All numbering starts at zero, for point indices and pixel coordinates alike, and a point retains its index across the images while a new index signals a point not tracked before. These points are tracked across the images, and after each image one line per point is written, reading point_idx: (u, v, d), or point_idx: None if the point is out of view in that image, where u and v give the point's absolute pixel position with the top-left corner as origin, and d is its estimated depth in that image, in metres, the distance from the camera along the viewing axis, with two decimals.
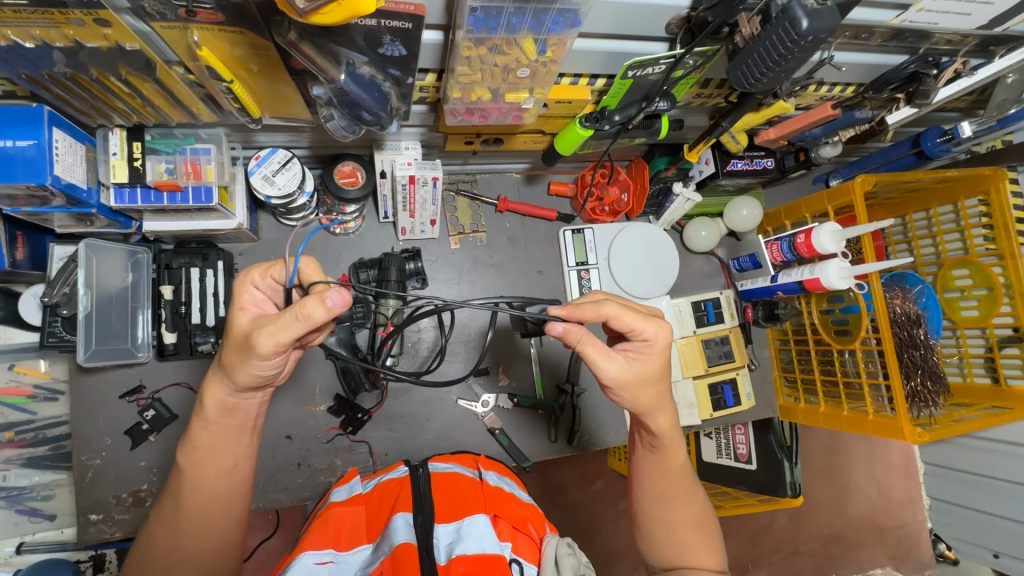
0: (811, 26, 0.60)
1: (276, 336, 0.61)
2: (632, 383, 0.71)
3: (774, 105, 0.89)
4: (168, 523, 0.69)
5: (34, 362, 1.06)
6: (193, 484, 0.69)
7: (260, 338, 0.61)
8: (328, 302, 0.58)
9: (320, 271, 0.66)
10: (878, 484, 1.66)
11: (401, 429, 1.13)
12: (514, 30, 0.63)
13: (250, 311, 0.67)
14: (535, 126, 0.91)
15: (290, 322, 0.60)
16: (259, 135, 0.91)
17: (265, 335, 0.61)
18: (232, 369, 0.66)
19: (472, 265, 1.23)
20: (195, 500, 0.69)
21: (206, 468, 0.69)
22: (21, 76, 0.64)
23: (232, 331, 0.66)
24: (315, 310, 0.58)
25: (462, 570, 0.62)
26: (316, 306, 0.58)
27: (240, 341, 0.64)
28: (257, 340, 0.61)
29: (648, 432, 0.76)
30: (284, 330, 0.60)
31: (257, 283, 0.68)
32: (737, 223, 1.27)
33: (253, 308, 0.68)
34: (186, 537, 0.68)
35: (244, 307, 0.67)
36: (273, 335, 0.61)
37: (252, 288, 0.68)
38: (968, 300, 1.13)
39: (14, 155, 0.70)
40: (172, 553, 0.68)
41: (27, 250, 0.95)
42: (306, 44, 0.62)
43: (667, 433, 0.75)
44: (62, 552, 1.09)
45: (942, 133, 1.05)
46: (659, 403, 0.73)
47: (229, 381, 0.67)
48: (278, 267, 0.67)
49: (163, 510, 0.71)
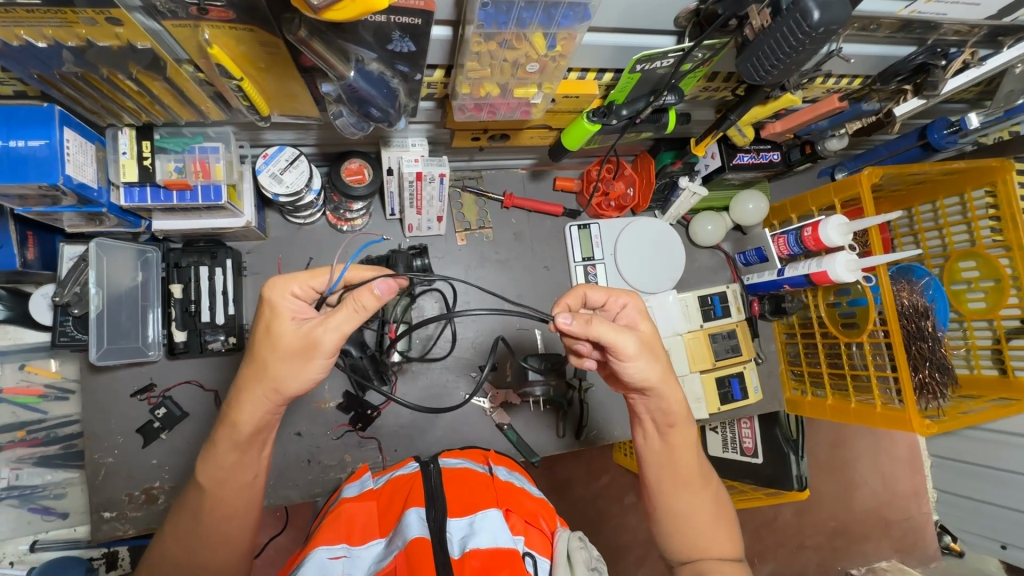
0: (822, 17, 0.61)
1: (340, 327, 0.64)
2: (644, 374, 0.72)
3: (781, 97, 0.88)
4: (191, 514, 0.71)
5: (45, 361, 1.07)
6: (212, 479, 0.70)
7: (324, 333, 0.64)
8: (377, 290, 0.62)
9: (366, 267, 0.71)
10: (884, 477, 1.68)
11: (409, 425, 1.14)
12: (524, 25, 0.63)
13: (296, 321, 0.66)
14: (542, 121, 0.91)
15: (348, 315, 0.64)
16: (267, 133, 0.91)
17: (331, 329, 0.64)
18: (248, 365, 0.67)
19: (479, 261, 1.23)
20: (216, 493, 0.70)
21: (223, 465, 0.70)
22: (33, 76, 0.65)
23: (277, 336, 0.65)
24: (368, 299, 0.62)
25: (476, 564, 0.63)
26: (367, 296, 0.62)
27: (279, 338, 0.65)
28: (324, 337, 0.64)
29: (658, 422, 0.77)
30: (343, 322, 0.64)
31: (298, 292, 0.66)
32: (743, 216, 1.27)
33: (300, 317, 0.67)
34: (207, 529, 0.70)
35: (287, 316, 0.66)
36: (336, 329, 0.64)
37: (292, 299, 0.66)
38: (975, 292, 1.13)
39: (27, 155, 0.70)
40: (193, 544, 0.70)
41: (37, 250, 0.96)
42: (316, 41, 0.61)
43: (676, 425, 0.77)
44: (75, 550, 1.10)
45: (948, 124, 1.05)
46: (668, 395, 0.75)
47: (245, 378, 0.67)
48: (324, 277, 0.66)
49: (184, 505, 0.72)
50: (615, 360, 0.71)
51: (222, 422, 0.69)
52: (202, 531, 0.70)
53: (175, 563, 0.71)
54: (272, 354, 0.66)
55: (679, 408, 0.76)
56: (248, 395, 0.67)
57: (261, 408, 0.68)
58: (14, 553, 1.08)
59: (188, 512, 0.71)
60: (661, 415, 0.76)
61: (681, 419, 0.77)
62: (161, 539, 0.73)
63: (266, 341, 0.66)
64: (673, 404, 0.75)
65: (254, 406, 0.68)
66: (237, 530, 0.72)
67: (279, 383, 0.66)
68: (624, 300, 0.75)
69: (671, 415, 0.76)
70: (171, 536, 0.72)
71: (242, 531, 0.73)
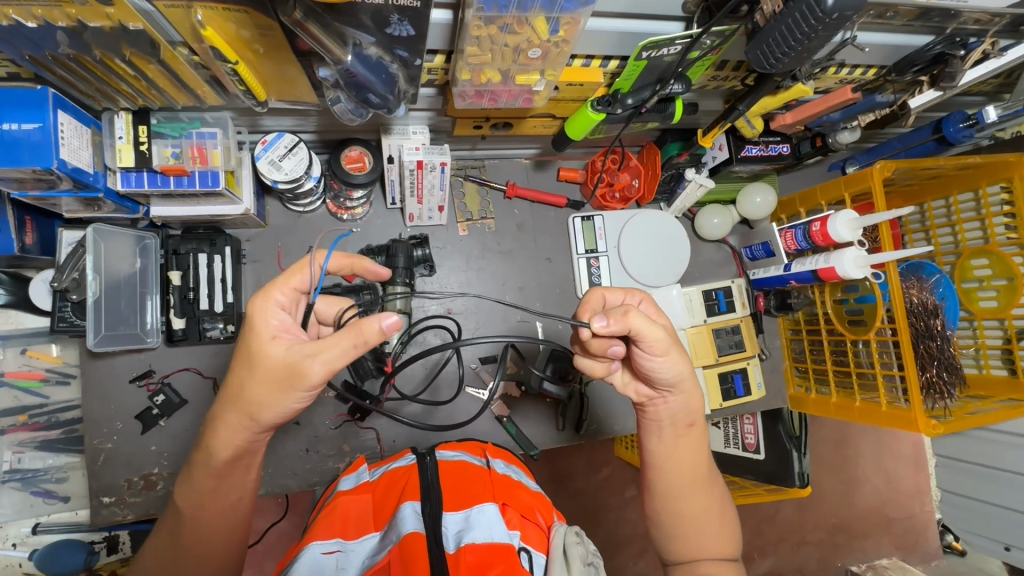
0: (837, 3, 0.58)
1: (331, 360, 0.63)
2: (661, 379, 0.72)
3: (792, 88, 0.86)
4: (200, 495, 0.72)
5: (46, 346, 1.09)
6: (210, 461, 0.71)
7: (313, 366, 0.63)
8: (382, 322, 0.60)
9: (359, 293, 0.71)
10: (886, 475, 1.65)
11: (408, 417, 1.13)
12: (525, 8, 0.60)
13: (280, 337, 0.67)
14: (545, 110, 0.90)
15: (345, 342, 0.62)
16: (265, 119, 0.89)
17: (321, 362, 0.63)
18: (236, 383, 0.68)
19: (481, 252, 1.21)
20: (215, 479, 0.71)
21: (218, 451, 0.70)
22: (25, 57, 0.63)
23: (255, 357, 0.65)
24: (372, 330, 0.60)
25: (471, 559, 0.62)
26: (372, 328, 0.60)
27: (263, 364, 0.65)
28: (311, 369, 0.63)
29: (671, 424, 0.77)
30: (340, 354, 0.63)
31: (281, 299, 0.68)
32: (750, 210, 1.25)
33: (282, 336, 0.67)
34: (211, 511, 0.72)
35: (268, 335, 0.66)
36: (328, 362, 0.63)
37: (280, 312, 0.67)
38: (987, 290, 1.11)
39: (21, 138, 0.69)
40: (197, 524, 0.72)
41: (36, 234, 0.96)
42: (312, 23, 0.59)
43: (693, 426, 0.77)
44: (77, 533, 1.11)
45: (965, 117, 1.01)
46: (685, 399, 0.75)
47: (227, 396, 0.68)
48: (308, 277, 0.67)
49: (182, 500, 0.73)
50: (643, 354, 0.70)
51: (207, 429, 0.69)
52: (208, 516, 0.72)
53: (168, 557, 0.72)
54: (243, 373, 0.67)
55: (696, 407, 0.76)
56: (229, 407, 0.68)
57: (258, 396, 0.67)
58: (16, 536, 1.09)
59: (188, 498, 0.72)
60: (677, 416, 0.76)
61: (699, 419, 0.77)
62: (163, 528, 0.75)
63: (247, 355, 0.66)
64: (692, 404, 0.76)
65: (235, 427, 0.68)
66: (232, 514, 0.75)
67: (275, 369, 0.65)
68: (640, 298, 0.76)
69: (685, 418, 0.76)
70: (174, 521, 0.74)
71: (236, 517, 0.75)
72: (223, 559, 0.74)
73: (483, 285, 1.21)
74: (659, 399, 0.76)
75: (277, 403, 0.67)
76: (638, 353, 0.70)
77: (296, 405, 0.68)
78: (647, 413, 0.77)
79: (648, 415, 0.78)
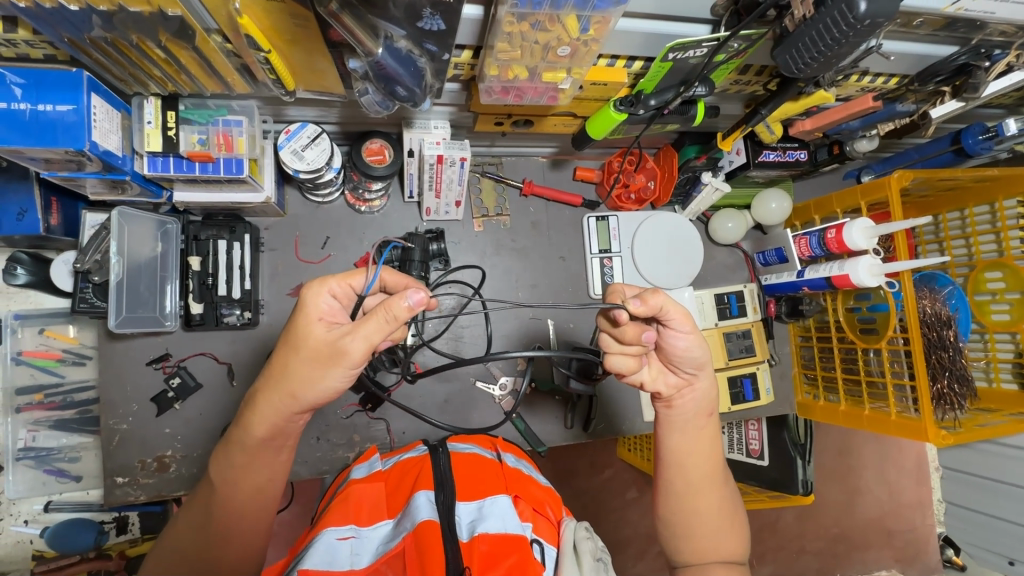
0: (869, 8, 0.59)
1: (368, 338, 0.65)
2: (690, 362, 0.73)
3: (815, 94, 0.88)
4: (221, 476, 0.73)
5: (64, 327, 1.10)
6: (247, 444, 0.72)
7: (351, 348, 0.65)
8: (410, 300, 0.63)
9: (400, 278, 0.75)
10: (888, 487, 1.65)
11: (418, 409, 1.15)
12: (558, 6, 0.61)
13: (327, 320, 0.68)
14: (567, 108, 0.91)
15: (382, 323, 0.64)
16: (290, 109, 0.91)
17: (358, 338, 0.65)
18: (272, 366, 0.70)
19: (495, 249, 1.22)
20: (245, 467, 0.73)
21: (255, 430, 0.71)
22: (63, 39, 0.64)
23: (301, 347, 0.67)
24: (399, 305, 0.63)
25: (484, 549, 0.63)
26: (400, 305, 0.62)
27: (299, 343, 0.68)
28: (351, 349, 0.65)
29: (695, 417, 0.77)
30: (375, 333, 0.65)
31: (336, 291, 0.69)
32: (766, 216, 1.25)
33: (330, 319, 0.69)
34: (234, 498, 0.73)
35: (316, 318, 0.68)
36: (365, 339, 0.65)
37: (329, 296, 0.69)
38: (999, 303, 1.11)
39: (56, 120, 0.70)
40: (223, 506, 0.73)
41: (60, 216, 0.97)
42: (346, 15, 0.61)
43: (708, 423, 0.78)
44: (87, 512, 1.14)
45: (984, 130, 1.00)
46: (698, 395, 0.76)
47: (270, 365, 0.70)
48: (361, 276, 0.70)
49: (212, 472, 0.75)
50: (674, 332, 0.71)
51: (249, 431, 0.71)
52: (232, 500, 0.73)
53: (188, 544, 0.72)
54: (279, 358, 0.69)
55: (709, 406, 0.78)
56: (266, 381, 0.70)
57: (287, 374, 0.69)
58: (28, 512, 1.13)
59: (213, 487, 0.74)
60: (701, 407, 0.77)
61: (713, 419, 0.78)
62: (185, 514, 0.75)
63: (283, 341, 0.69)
64: (704, 403, 0.77)
65: (274, 406, 0.71)
66: (259, 510, 0.75)
67: (301, 351, 0.67)
68: None
69: (707, 409, 0.78)
70: (194, 516, 0.74)
71: (262, 514, 0.75)
72: (248, 539, 0.74)
73: (497, 282, 1.22)
74: (686, 387, 0.76)
75: (307, 382, 0.68)
76: (668, 333, 0.72)
77: (320, 390, 0.68)
78: (661, 412, 0.78)
79: (674, 410, 0.77)
